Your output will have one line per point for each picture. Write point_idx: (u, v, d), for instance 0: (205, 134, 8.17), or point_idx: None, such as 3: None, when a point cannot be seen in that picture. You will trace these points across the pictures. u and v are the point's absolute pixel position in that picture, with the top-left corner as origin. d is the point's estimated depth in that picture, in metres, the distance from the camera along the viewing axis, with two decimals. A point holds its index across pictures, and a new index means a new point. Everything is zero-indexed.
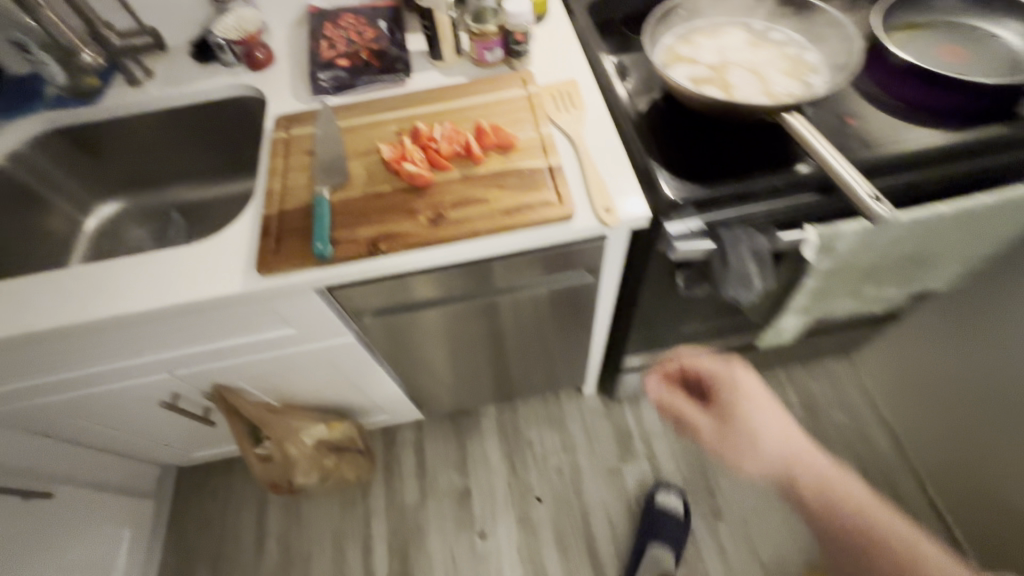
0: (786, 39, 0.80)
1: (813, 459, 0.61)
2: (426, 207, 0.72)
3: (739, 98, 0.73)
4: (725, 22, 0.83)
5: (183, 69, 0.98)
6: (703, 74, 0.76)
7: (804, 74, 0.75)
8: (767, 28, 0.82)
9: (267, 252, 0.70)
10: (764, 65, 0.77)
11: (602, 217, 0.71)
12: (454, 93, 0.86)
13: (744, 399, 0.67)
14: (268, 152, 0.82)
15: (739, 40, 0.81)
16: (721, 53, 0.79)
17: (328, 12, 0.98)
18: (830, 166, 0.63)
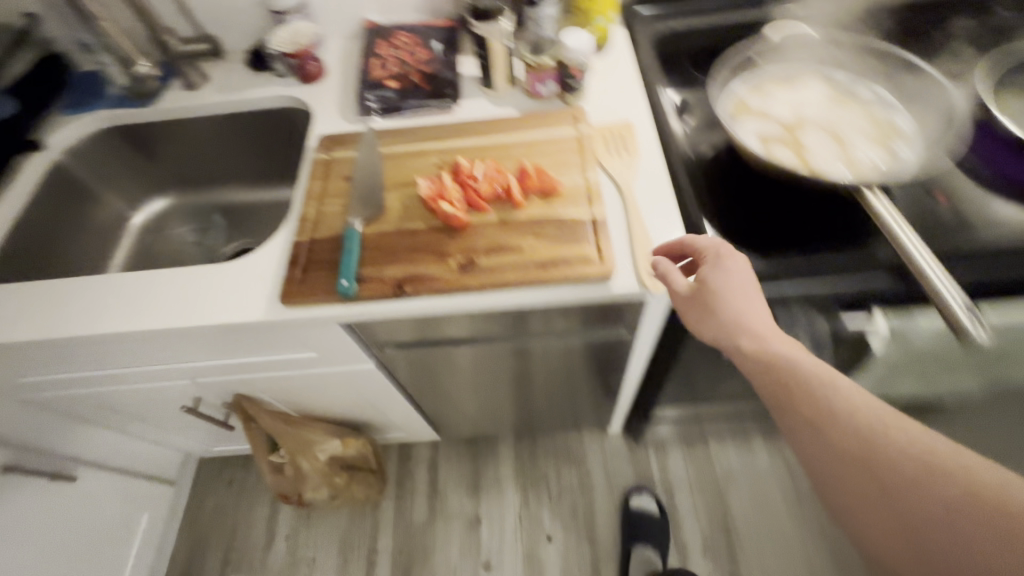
0: (873, 98, 0.72)
1: (810, 367, 0.52)
2: (459, 251, 0.69)
3: (812, 164, 0.66)
4: (806, 73, 0.76)
5: (236, 77, 0.98)
6: (774, 132, 0.69)
7: (891, 142, 0.67)
8: (852, 83, 0.74)
9: (292, 283, 0.68)
10: (845, 127, 0.69)
11: (644, 282, 0.65)
12: (501, 126, 0.82)
13: (738, 286, 0.58)
14: (307, 174, 0.80)
15: (819, 95, 0.73)
16: (797, 109, 0.72)
17: (382, 28, 0.96)
18: (916, 265, 0.53)
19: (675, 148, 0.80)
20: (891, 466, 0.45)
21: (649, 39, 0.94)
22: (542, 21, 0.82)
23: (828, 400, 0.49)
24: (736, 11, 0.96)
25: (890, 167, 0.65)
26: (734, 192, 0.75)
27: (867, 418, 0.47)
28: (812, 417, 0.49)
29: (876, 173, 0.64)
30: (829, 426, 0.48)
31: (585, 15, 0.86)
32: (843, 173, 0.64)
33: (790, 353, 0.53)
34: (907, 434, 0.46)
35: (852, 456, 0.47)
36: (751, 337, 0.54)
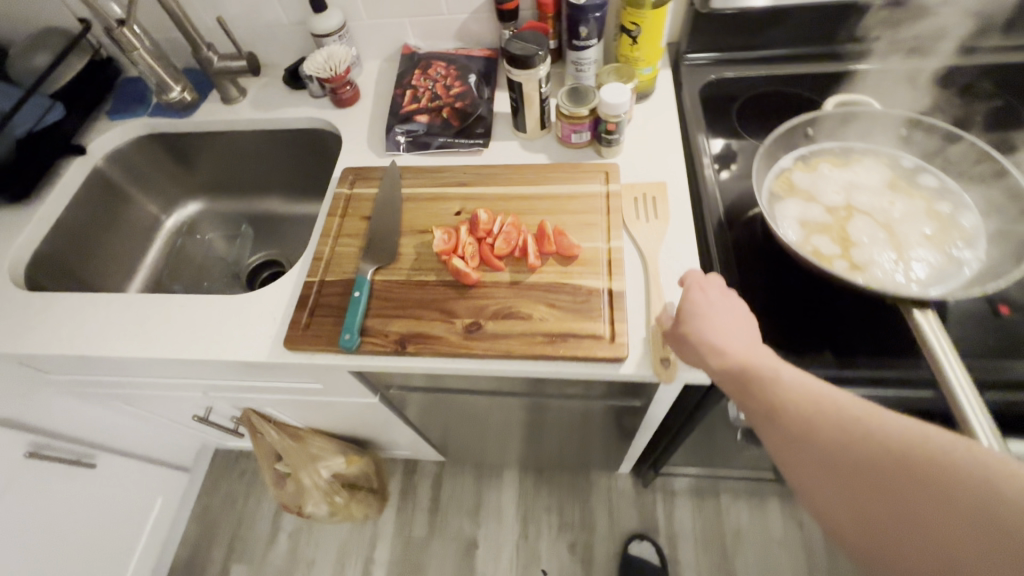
0: (939, 187, 0.65)
1: (765, 363, 0.50)
2: (466, 311, 0.66)
3: (857, 261, 0.60)
4: (864, 150, 0.69)
5: (273, 95, 0.98)
6: (817, 218, 0.64)
7: (954, 243, 0.60)
8: (918, 167, 0.67)
9: (297, 327, 0.68)
10: (902, 218, 0.63)
11: (656, 369, 0.62)
12: (528, 176, 0.79)
13: (709, 308, 0.56)
14: (327, 210, 0.79)
15: (877, 178, 0.67)
16: (848, 192, 0.66)
17: (422, 56, 0.94)
18: (959, 410, 0.47)
19: (710, 214, 0.74)
20: (846, 448, 0.42)
21: (697, 86, 0.88)
22: (584, 65, 0.82)
23: (779, 392, 0.47)
24: (796, 62, 0.89)
25: (947, 274, 0.58)
26: (769, 274, 0.70)
27: (815, 402, 0.45)
28: (767, 414, 0.47)
29: (929, 279, 0.58)
30: (782, 416, 0.46)
31: (630, 62, 0.81)
32: (890, 275, 0.58)
33: (748, 356, 0.51)
34: (859, 411, 0.43)
35: (807, 442, 0.44)
36: (713, 352, 0.53)
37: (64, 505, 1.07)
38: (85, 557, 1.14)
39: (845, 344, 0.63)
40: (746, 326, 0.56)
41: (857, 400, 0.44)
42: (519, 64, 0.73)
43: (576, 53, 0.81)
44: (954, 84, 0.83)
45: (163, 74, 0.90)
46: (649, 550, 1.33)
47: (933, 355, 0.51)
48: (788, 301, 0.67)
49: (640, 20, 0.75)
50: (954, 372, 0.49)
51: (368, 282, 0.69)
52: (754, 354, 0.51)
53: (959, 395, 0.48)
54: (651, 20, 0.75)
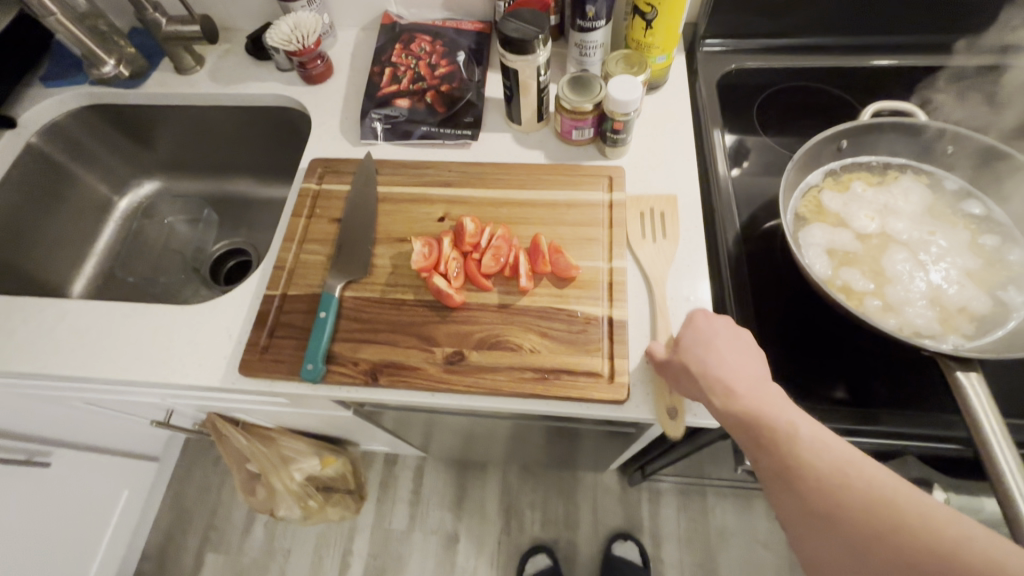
0: (985, 217, 0.58)
1: (780, 414, 0.44)
2: (448, 339, 0.59)
3: (890, 301, 0.54)
4: (902, 166, 0.62)
5: (234, 66, 0.87)
6: (847, 248, 0.57)
7: (1002, 284, 0.53)
8: (962, 192, 0.60)
9: (255, 351, 0.60)
10: (943, 252, 0.56)
11: (664, 423, 0.54)
12: (521, 178, 0.69)
13: (718, 338, 0.50)
14: (292, 210, 0.70)
15: (916, 203, 0.59)
16: (884, 218, 0.58)
17: (405, 27, 0.83)
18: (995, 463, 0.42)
19: (725, 231, 0.66)
20: (874, 535, 0.37)
21: (715, 76, 0.78)
22: (590, 48, 0.72)
23: (800, 454, 0.41)
24: (825, 53, 0.79)
25: (992, 321, 0.52)
26: (787, 306, 0.63)
27: (839, 471, 0.40)
28: (781, 477, 0.42)
29: (970, 327, 0.51)
30: (800, 482, 0.41)
31: (642, 49, 0.71)
32: (927, 320, 0.52)
33: (759, 400, 0.45)
34: (889, 490, 0.38)
35: (827, 518, 0.39)
36: (720, 391, 0.46)
37: (17, 508, 1.00)
38: (45, 558, 1.08)
39: (864, 390, 0.57)
40: (755, 359, 0.49)
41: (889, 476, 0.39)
42: (515, 49, 0.63)
43: (581, 34, 0.71)
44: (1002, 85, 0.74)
45: (92, 45, 0.79)
46: (632, 550, 1.31)
47: (976, 425, 0.44)
48: (804, 338, 0.61)
49: (656, 2, 0.65)
50: (1005, 454, 0.42)
51: (336, 300, 0.61)
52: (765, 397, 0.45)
53: (1011, 484, 0.41)
54: (669, 3, 0.65)
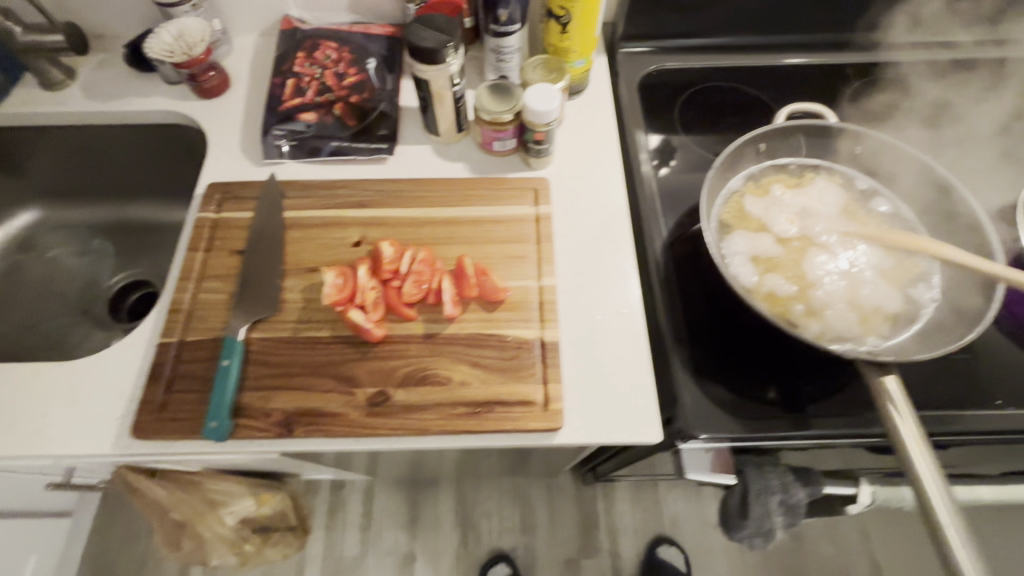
0: (893, 214, 0.60)
1: None
2: (369, 378, 0.54)
3: (813, 306, 0.54)
4: (817, 165, 0.63)
5: (114, 79, 0.77)
6: (768, 252, 0.57)
7: (911, 284, 0.55)
8: (872, 189, 0.61)
9: (148, 411, 0.53)
10: (858, 254, 0.57)
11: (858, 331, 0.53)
12: (441, 194, 0.65)
13: None
14: (187, 243, 0.63)
15: (832, 203, 0.60)
16: (803, 220, 0.59)
17: (306, 33, 0.76)
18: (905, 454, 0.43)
19: (653, 239, 0.65)
20: None
21: (635, 78, 0.77)
22: (506, 54, 0.69)
23: None
24: (741, 52, 0.79)
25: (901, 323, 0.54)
26: (717, 312, 0.62)
27: None
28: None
29: (883, 329, 0.53)
30: None
31: (559, 53, 0.68)
32: (847, 325, 0.53)
33: None
34: None
35: None
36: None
37: None
38: None
39: (793, 393, 0.57)
40: None
41: None
42: (426, 58, 0.59)
43: (495, 40, 0.67)
44: (902, 80, 0.78)
45: None
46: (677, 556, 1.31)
47: (892, 429, 0.44)
48: (734, 343, 0.60)
49: (570, 5, 0.62)
50: (922, 458, 0.42)
51: (242, 344, 0.55)
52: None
53: (927, 487, 0.41)
54: (582, 5, 0.62)
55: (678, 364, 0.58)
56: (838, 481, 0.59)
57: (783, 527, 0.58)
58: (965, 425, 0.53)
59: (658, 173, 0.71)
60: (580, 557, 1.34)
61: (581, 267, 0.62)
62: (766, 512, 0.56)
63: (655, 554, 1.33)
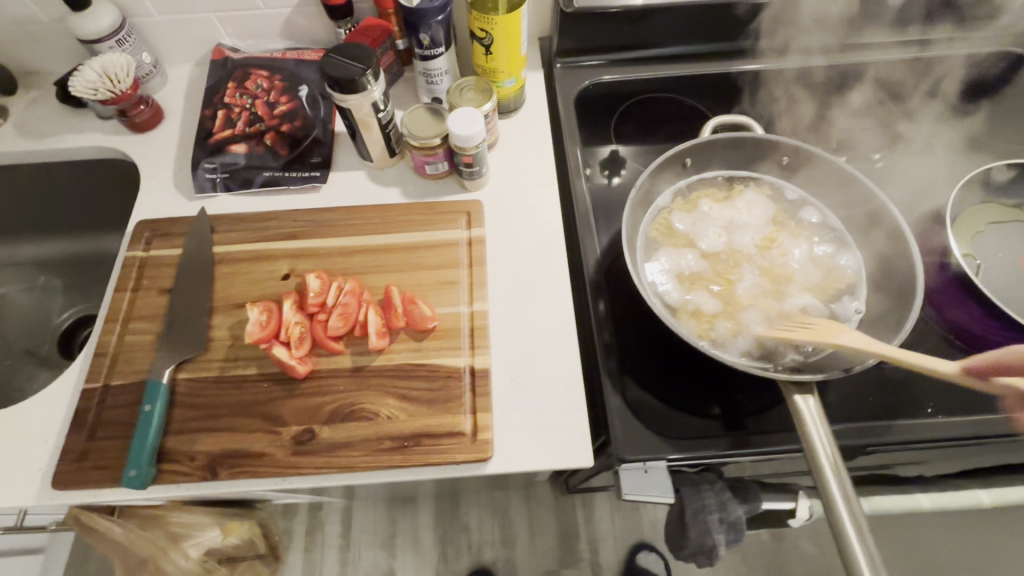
0: (820, 225, 0.61)
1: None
2: (295, 416, 0.54)
3: (737, 324, 0.54)
4: (746, 178, 0.64)
5: (45, 117, 0.76)
6: (695, 268, 0.57)
7: (835, 299, 0.56)
8: (799, 202, 0.62)
9: (69, 460, 0.52)
10: (782, 269, 0.57)
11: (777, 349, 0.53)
12: (373, 221, 0.64)
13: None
14: (115, 283, 0.62)
15: (760, 214, 0.61)
16: (730, 234, 0.59)
17: (238, 62, 0.75)
18: (820, 471, 0.42)
19: (588, 258, 0.65)
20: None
21: (572, 91, 0.76)
22: (435, 76, 0.68)
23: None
24: (679, 62, 0.79)
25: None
26: (651, 329, 0.62)
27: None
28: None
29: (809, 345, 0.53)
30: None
31: (488, 74, 0.68)
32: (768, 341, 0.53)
33: None
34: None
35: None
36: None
37: None
38: None
39: (729, 408, 0.57)
40: None
41: None
42: (344, 86, 0.58)
43: (423, 63, 0.67)
44: (837, 84, 0.78)
45: None
46: (656, 561, 1.32)
47: (810, 446, 0.44)
48: (669, 360, 0.60)
49: (490, 27, 0.62)
50: (835, 475, 0.42)
51: (166, 387, 0.54)
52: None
53: (839, 508, 0.40)
54: (502, 28, 0.62)
55: (610, 386, 0.57)
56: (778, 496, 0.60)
57: (725, 544, 0.57)
58: (895, 434, 0.54)
59: (612, 183, 0.72)
60: (559, 568, 1.32)
61: (513, 291, 0.62)
62: (706, 530, 0.55)
63: (634, 562, 1.32)
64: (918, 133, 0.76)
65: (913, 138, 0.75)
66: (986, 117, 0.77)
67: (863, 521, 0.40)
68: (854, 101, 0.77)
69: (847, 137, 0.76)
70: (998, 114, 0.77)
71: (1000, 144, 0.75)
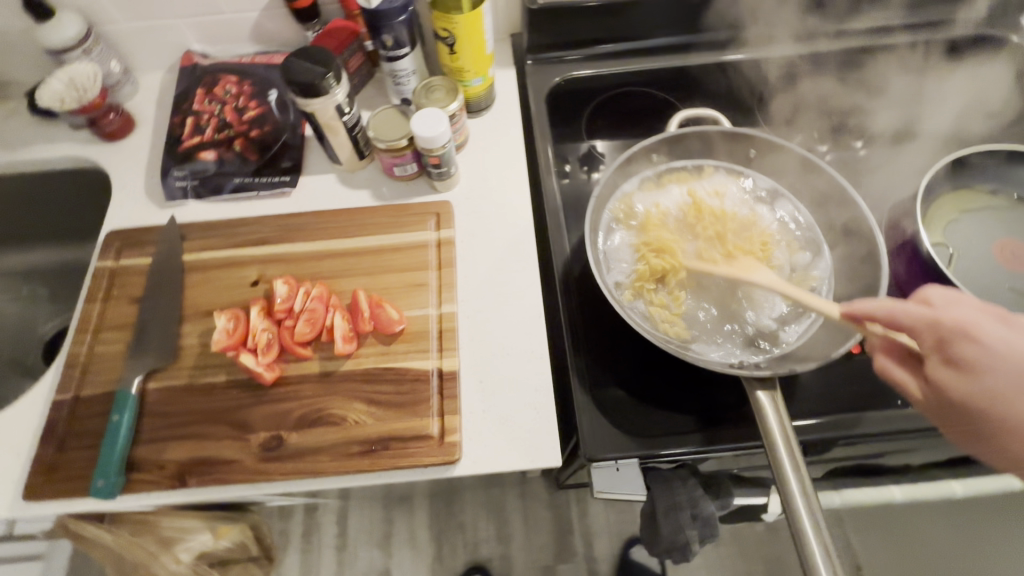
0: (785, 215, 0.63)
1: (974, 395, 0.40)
2: (264, 423, 0.54)
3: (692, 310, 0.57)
4: (718, 167, 0.66)
5: (17, 129, 0.76)
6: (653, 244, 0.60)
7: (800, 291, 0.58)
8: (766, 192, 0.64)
9: (41, 472, 0.52)
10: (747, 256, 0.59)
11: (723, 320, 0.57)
12: (342, 225, 0.64)
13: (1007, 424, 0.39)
14: (85, 294, 0.62)
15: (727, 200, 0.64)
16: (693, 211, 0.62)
17: (207, 68, 0.75)
18: (780, 469, 0.42)
19: (558, 256, 0.65)
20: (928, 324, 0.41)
21: (544, 89, 0.75)
22: (402, 77, 0.68)
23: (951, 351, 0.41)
24: (651, 54, 0.78)
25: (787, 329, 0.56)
26: (622, 325, 0.62)
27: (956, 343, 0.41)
28: (960, 429, 0.41)
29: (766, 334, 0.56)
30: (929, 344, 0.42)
31: (454, 74, 0.67)
32: (718, 325, 0.57)
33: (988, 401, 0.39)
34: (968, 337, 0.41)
35: (907, 324, 0.42)
36: (935, 355, 0.42)
37: None
38: None
39: (700, 405, 0.57)
40: None
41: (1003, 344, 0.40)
42: (306, 91, 0.57)
43: (388, 64, 0.66)
44: (811, 73, 0.77)
45: None
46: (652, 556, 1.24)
47: (771, 444, 0.43)
48: (640, 356, 0.60)
49: (451, 26, 0.62)
50: (795, 472, 0.41)
51: (136, 397, 0.55)
52: (992, 337, 0.40)
53: (797, 506, 0.40)
54: (465, 27, 0.62)
55: (579, 385, 0.57)
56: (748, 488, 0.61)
57: (700, 540, 0.57)
58: (866, 426, 0.53)
59: (587, 179, 0.72)
60: (556, 563, 1.27)
61: (483, 291, 0.62)
62: (678, 527, 0.55)
63: (627, 555, 1.26)
64: (895, 119, 0.74)
65: (889, 125, 0.74)
66: (966, 102, 0.75)
67: (821, 518, 0.39)
68: (829, 90, 0.76)
69: (823, 126, 0.75)
70: (977, 97, 0.75)
71: (980, 129, 0.74)
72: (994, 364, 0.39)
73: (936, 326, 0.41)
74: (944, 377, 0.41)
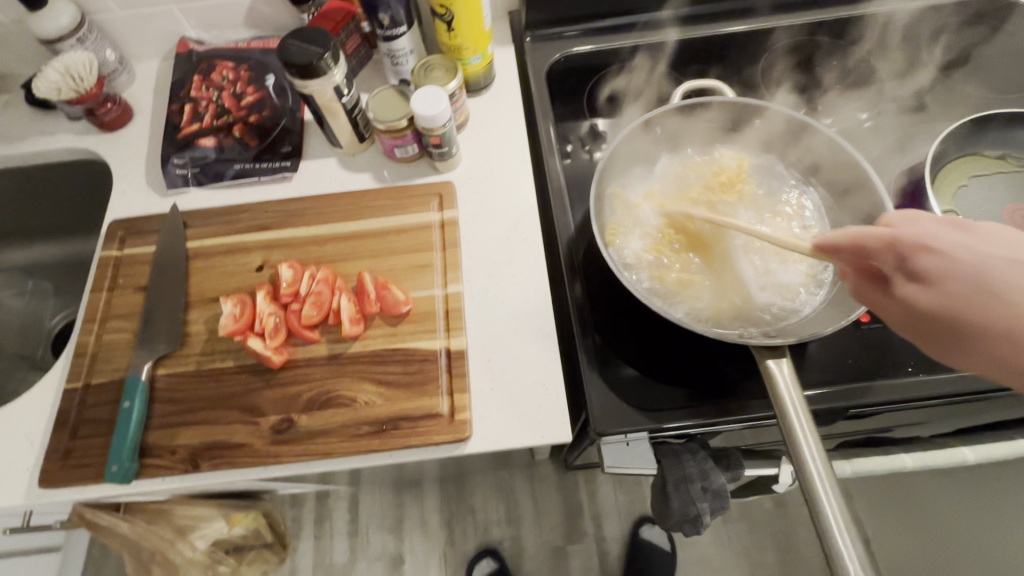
0: (795, 205, 0.64)
1: (955, 296, 0.33)
2: (273, 406, 0.54)
3: (696, 275, 0.58)
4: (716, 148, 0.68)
5: (15, 120, 0.75)
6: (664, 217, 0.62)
7: (802, 278, 0.58)
8: (783, 178, 0.66)
9: (54, 459, 0.53)
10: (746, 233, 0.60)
11: (729, 287, 0.57)
12: (344, 208, 0.64)
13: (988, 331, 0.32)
14: (91, 284, 0.62)
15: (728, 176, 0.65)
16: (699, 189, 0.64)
17: (203, 54, 0.75)
18: (790, 436, 0.42)
19: (562, 234, 0.64)
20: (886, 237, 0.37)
21: (543, 67, 0.75)
22: (400, 57, 0.67)
23: (915, 260, 0.35)
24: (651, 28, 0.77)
25: (776, 311, 0.57)
26: (630, 303, 0.61)
27: (915, 247, 0.35)
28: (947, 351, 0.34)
29: (763, 308, 0.57)
30: (893, 255, 0.36)
31: (453, 51, 0.66)
32: (722, 291, 0.57)
33: (966, 303, 0.33)
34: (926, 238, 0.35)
35: (856, 242, 0.38)
36: (898, 272, 0.36)
37: None
38: None
39: (711, 380, 0.57)
40: None
41: (961, 243, 0.34)
42: (304, 72, 0.56)
43: (386, 44, 0.65)
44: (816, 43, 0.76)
45: None
46: (661, 534, 1.25)
47: (783, 415, 0.43)
48: (645, 333, 0.60)
49: (449, 2, 0.60)
50: (807, 440, 0.41)
51: (145, 383, 0.55)
52: (949, 241, 0.35)
53: (810, 472, 0.39)
54: (463, 2, 0.61)
55: (586, 360, 0.57)
56: (761, 461, 0.61)
57: (711, 513, 0.57)
58: (876, 395, 0.53)
59: (592, 158, 0.71)
60: (566, 544, 1.27)
61: (487, 271, 0.61)
62: (689, 500, 0.55)
63: (638, 536, 1.26)
64: (901, 88, 0.73)
65: (896, 93, 0.73)
66: (973, 67, 0.74)
67: (837, 484, 0.39)
68: (834, 59, 0.75)
69: (828, 97, 0.74)
70: (984, 62, 0.74)
71: (989, 95, 0.72)
72: (954, 266, 0.34)
73: (892, 241, 0.36)
74: (909, 292, 0.35)
